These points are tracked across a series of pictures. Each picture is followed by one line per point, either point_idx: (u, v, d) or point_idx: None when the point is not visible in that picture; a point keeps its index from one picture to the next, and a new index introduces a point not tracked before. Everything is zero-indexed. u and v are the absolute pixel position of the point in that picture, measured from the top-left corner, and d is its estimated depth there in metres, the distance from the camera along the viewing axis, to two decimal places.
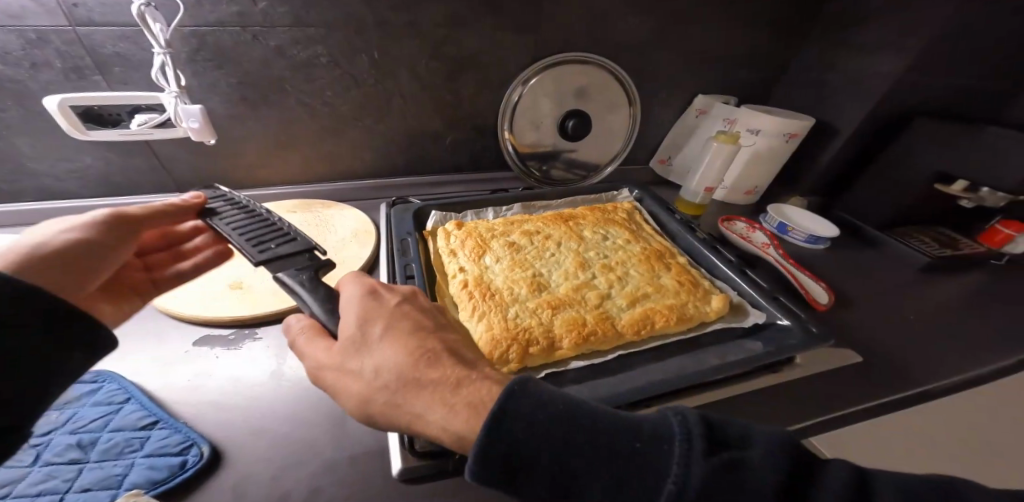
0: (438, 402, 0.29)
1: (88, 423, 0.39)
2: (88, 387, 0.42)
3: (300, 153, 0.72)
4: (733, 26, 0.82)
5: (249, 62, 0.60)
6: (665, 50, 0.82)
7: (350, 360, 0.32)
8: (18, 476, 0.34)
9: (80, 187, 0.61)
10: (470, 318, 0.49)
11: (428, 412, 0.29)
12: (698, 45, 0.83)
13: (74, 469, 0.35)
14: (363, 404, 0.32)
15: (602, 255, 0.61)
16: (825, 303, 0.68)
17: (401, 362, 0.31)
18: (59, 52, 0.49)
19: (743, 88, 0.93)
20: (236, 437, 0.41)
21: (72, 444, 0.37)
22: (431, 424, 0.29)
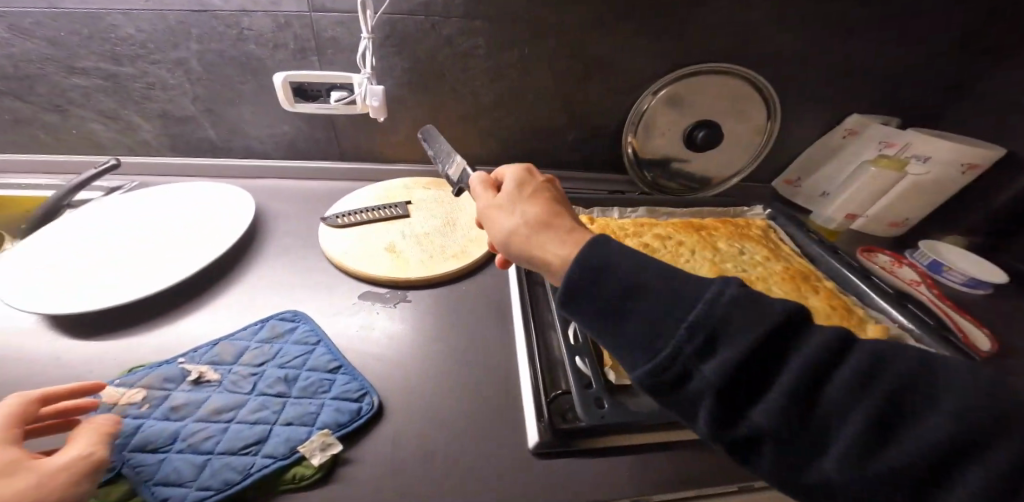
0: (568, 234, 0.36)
1: (291, 360, 0.46)
2: (289, 325, 0.50)
3: (443, 136, 0.78)
4: (910, 40, 0.74)
5: (424, 50, 0.67)
6: (822, 62, 0.76)
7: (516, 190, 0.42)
8: (242, 401, 0.41)
9: (274, 149, 0.72)
10: None
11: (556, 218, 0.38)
12: (863, 58, 0.76)
13: (279, 402, 0.42)
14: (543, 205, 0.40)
15: (740, 269, 0.59)
16: (987, 351, 0.60)
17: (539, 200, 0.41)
18: (294, 35, 0.59)
19: (904, 108, 0.83)
20: (396, 387, 0.46)
21: (278, 378, 0.43)
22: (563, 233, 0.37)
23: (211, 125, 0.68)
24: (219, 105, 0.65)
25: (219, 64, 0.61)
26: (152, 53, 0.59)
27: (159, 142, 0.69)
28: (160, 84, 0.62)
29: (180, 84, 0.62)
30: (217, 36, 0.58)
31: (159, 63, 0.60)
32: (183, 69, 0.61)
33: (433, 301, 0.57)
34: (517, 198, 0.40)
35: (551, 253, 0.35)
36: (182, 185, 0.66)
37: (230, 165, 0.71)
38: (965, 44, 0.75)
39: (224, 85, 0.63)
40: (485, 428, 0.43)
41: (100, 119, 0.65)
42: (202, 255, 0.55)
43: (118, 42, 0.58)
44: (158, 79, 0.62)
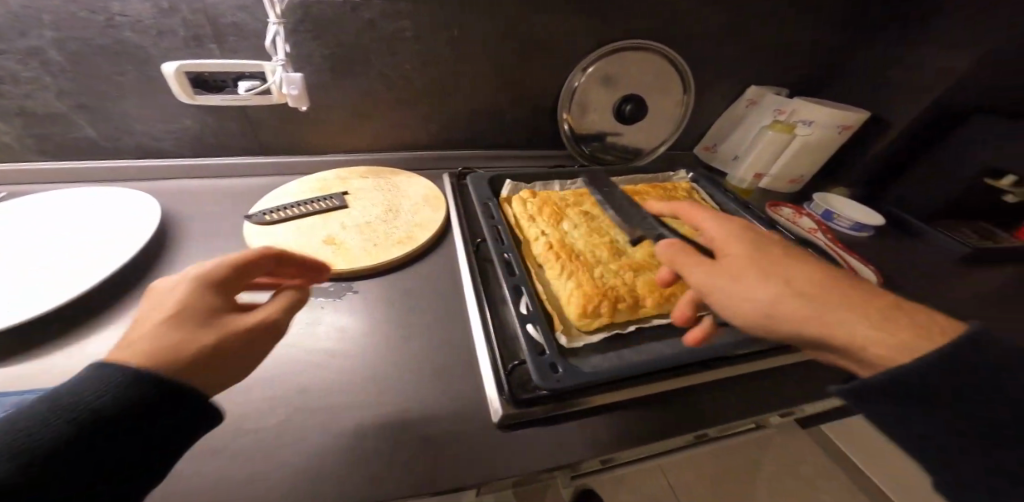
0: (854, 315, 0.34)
1: None
2: None
3: (374, 123, 0.75)
4: (797, 18, 0.83)
5: (345, 34, 0.62)
6: (726, 39, 0.84)
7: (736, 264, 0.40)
8: None
9: (177, 146, 0.64)
10: (558, 276, 0.51)
11: (758, 297, 0.37)
12: (760, 35, 0.84)
13: None
14: (765, 304, 0.37)
15: (671, 227, 0.63)
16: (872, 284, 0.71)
17: (762, 280, 0.38)
18: (184, 20, 0.52)
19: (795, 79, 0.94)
20: (348, 381, 0.44)
21: None
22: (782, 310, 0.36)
23: (90, 124, 0.58)
24: (97, 100, 0.56)
25: (89, 52, 0.52)
26: None
27: (24, 145, 0.58)
28: (11, 78, 0.52)
29: (38, 77, 0.53)
30: (81, 21, 0.50)
31: (4, 53, 0.50)
32: (40, 60, 0.52)
33: (381, 291, 0.55)
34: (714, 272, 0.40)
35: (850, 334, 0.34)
36: (66, 191, 0.57)
37: (120, 166, 0.62)
38: (838, 21, 0.86)
39: (101, 76, 0.54)
40: (449, 410, 0.43)
41: None
42: (100, 268, 0.48)
43: None
44: (7, 72, 0.51)
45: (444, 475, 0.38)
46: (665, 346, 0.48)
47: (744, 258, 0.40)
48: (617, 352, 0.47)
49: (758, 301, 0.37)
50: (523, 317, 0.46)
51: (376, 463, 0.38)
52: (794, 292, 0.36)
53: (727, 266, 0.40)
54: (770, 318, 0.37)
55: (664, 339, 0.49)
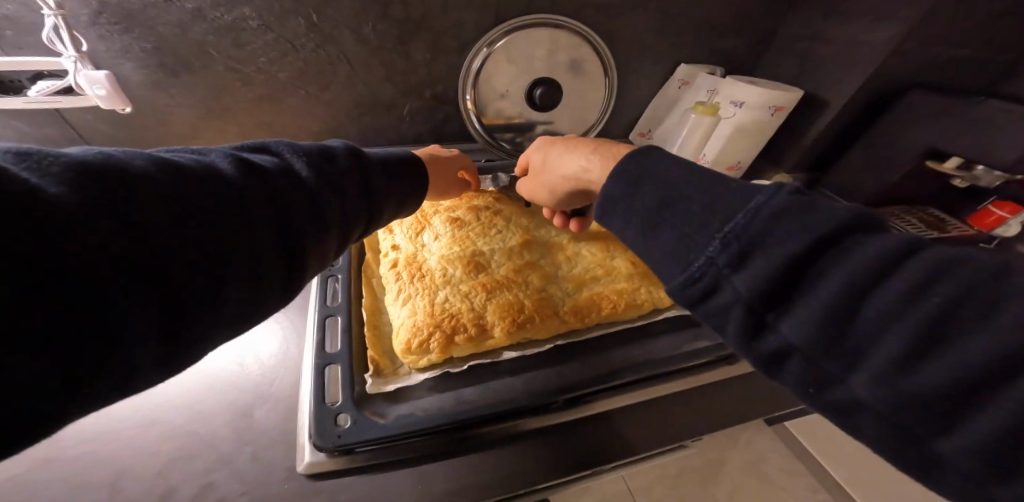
0: (601, 152, 0.37)
1: None
2: None
3: (236, 123, 0.67)
4: None
5: (162, 25, 0.54)
6: (639, 17, 0.75)
7: (539, 158, 0.47)
8: None
9: None
10: (395, 302, 0.46)
11: (584, 165, 0.39)
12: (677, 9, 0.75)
13: None
14: (575, 181, 0.41)
15: (553, 234, 0.57)
16: None
17: (560, 153, 0.42)
18: None
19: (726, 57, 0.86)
20: (131, 426, 0.39)
21: None
22: (581, 168, 0.39)
23: None
24: None
25: None
26: None
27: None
28: None
29: None
30: None
31: None
32: None
33: None
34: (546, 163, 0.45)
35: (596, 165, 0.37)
36: None
37: None
38: None
39: None
40: (242, 451, 0.38)
41: None
42: None
43: None
44: None
45: None
46: (508, 383, 0.43)
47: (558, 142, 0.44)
48: (457, 392, 0.41)
49: (562, 171, 0.42)
50: (326, 357, 0.41)
51: None
52: (575, 147, 0.41)
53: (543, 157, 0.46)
54: (580, 182, 0.40)
55: (511, 372, 0.44)
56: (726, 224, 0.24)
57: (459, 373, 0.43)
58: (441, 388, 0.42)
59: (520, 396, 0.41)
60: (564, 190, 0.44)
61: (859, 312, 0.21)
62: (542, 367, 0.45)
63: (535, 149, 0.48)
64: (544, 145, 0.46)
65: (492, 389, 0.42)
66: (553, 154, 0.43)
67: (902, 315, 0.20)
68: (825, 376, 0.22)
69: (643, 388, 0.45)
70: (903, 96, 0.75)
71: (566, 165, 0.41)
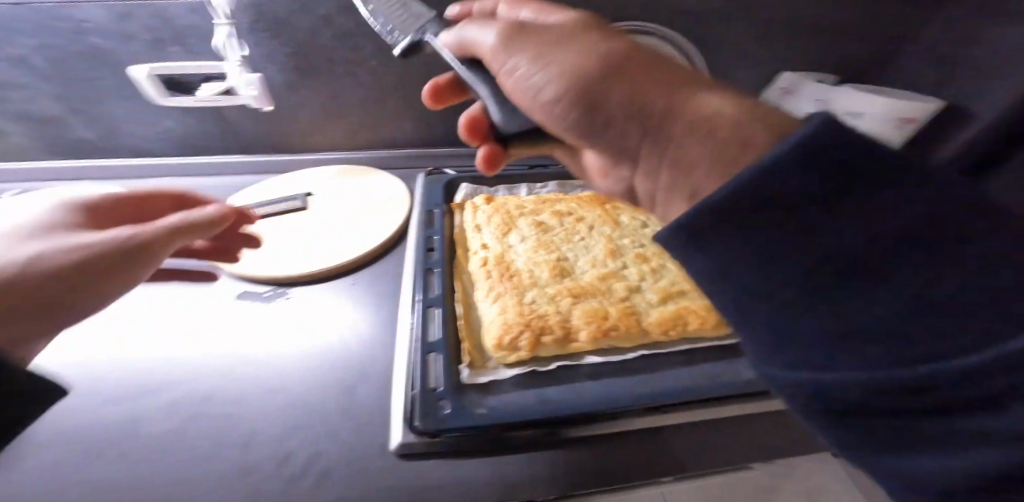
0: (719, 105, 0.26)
1: None
2: None
3: (346, 122, 0.73)
4: None
5: (300, 33, 0.62)
6: (745, 20, 0.70)
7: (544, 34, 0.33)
8: None
9: (161, 147, 0.69)
10: (485, 298, 0.49)
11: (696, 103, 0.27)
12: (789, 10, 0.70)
13: None
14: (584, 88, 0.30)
15: (640, 243, 0.56)
16: None
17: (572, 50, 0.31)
18: (143, 26, 0.55)
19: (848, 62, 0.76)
20: (257, 391, 0.45)
21: None
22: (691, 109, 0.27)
23: (90, 126, 0.64)
24: (88, 105, 0.62)
25: (71, 60, 0.57)
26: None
27: (42, 145, 0.65)
28: (24, 86, 0.59)
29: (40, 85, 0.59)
30: (58, 32, 0.54)
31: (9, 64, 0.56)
32: (37, 68, 0.57)
33: (322, 296, 0.57)
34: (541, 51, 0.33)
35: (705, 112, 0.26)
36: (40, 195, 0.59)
37: (116, 166, 0.68)
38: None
39: (88, 83, 0.60)
40: (346, 424, 0.42)
41: None
42: None
43: None
44: (19, 82, 0.58)
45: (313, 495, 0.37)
46: (595, 387, 0.42)
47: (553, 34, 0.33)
48: (542, 390, 0.43)
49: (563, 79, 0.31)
50: (427, 345, 0.45)
51: (256, 473, 0.38)
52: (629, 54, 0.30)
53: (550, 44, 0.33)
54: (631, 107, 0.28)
55: (597, 378, 0.44)
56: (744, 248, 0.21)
57: (546, 373, 0.44)
58: (528, 384, 0.43)
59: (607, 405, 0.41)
60: (531, 101, 0.34)
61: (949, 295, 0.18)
62: (629, 377, 0.44)
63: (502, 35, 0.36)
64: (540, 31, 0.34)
65: (578, 393, 0.42)
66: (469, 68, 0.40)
67: (983, 358, 0.17)
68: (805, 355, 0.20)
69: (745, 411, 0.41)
70: None
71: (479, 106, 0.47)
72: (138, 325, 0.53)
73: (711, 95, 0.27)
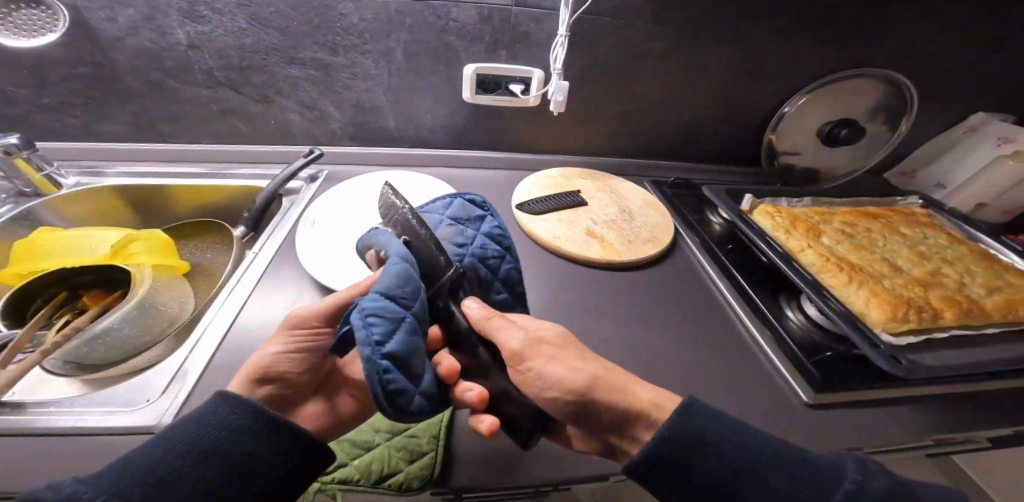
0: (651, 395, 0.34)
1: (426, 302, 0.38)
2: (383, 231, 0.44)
3: (594, 128, 0.78)
4: None
5: (606, 47, 0.67)
6: (954, 74, 0.80)
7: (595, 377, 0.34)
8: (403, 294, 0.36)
9: (441, 139, 0.71)
10: (842, 284, 0.53)
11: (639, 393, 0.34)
12: (990, 72, 0.81)
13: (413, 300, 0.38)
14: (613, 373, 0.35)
15: (932, 250, 0.61)
16: None
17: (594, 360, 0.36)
18: (494, 28, 0.59)
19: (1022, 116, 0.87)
20: (639, 362, 0.47)
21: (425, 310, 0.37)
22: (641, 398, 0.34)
23: (395, 116, 0.65)
24: (405, 97, 0.63)
25: (420, 53, 0.59)
26: (365, 42, 0.56)
27: (343, 132, 0.65)
28: (365, 74, 0.59)
29: (381, 74, 0.59)
30: (426, 27, 0.57)
31: (370, 54, 0.57)
32: (384, 60, 0.58)
33: (634, 283, 0.58)
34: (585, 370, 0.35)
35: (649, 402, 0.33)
36: (388, 179, 0.63)
37: (397, 153, 0.69)
38: None
39: (419, 76, 0.61)
40: (745, 395, 0.45)
41: (273, 106, 0.60)
42: None
43: (339, 32, 0.54)
44: (363, 70, 0.58)
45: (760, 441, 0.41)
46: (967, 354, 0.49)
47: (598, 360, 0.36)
48: (923, 356, 0.48)
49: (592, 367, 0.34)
50: (837, 314, 0.48)
51: None
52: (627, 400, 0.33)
53: (561, 354, 0.35)
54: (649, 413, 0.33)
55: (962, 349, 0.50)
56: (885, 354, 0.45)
57: (923, 341, 0.50)
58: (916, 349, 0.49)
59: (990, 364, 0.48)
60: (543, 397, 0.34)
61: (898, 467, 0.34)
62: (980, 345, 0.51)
63: (548, 345, 0.35)
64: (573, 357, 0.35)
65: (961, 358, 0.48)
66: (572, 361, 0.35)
67: None
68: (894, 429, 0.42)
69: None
70: None
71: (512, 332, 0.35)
72: None
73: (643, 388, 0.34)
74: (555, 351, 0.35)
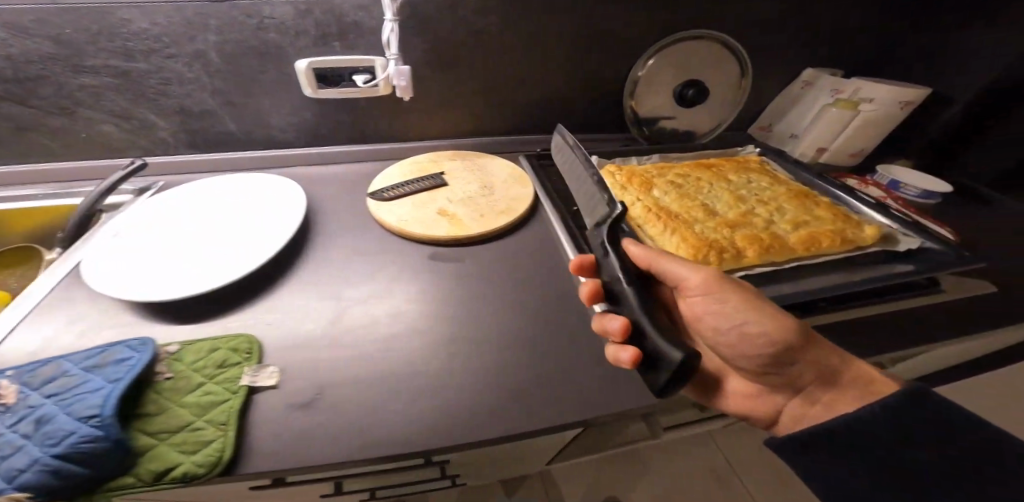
0: (777, 318, 0.42)
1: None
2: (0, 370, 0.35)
3: (455, 111, 0.80)
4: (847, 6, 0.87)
5: (445, 31, 0.69)
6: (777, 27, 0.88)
7: (772, 333, 0.42)
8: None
9: (295, 137, 0.70)
10: (660, 234, 0.58)
11: (772, 325, 0.42)
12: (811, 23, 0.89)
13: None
14: (794, 333, 0.42)
15: (753, 193, 0.67)
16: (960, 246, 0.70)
17: (773, 316, 0.42)
18: (316, 22, 0.59)
19: (855, 66, 0.96)
20: (470, 331, 0.48)
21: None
22: (756, 329, 0.42)
23: (234, 119, 0.63)
24: (239, 97, 0.62)
25: (238, 52, 0.58)
26: (166, 46, 0.55)
27: (176, 139, 0.63)
28: (179, 79, 0.57)
29: (199, 77, 0.58)
30: (234, 26, 0.55)
31: (176, 57, 0.56)
32: (199, 61, 0.57)
33: (481, 256, 0.60)
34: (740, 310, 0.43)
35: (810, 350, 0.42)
36: (227, 182, 0.62)
37: (237, 157, 0.66)
38: (891, 11, 0.89)
39: (243, 76, 0.60)
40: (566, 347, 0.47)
41: (82, 118, 0.58)
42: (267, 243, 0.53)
43: (133, 40, 0.53)
44: (176, 75, 0.57)
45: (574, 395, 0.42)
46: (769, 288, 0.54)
47: (760, 304, 0.43)
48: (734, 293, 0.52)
49: (757, 329, 0.42)
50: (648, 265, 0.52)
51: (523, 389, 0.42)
52: (775, 334, 0.42)
53: (725, 295, 0.43)
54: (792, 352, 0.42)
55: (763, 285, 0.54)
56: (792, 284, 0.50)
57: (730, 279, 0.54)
58: (726, 289, 0.52)
59: (790, 296, 0.52)
60: (739, 352, 0.46)
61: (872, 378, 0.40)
62: (784, 280, 0.56)
63: (771, 318, 0.42)
64: (735, 292, 0.44)
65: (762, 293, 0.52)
66: (756, 304, 0.43)
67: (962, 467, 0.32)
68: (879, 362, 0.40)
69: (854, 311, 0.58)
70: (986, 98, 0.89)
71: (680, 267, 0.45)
72: (324, 279, 0.53)
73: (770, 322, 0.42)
74: (738, 304, 0.43)
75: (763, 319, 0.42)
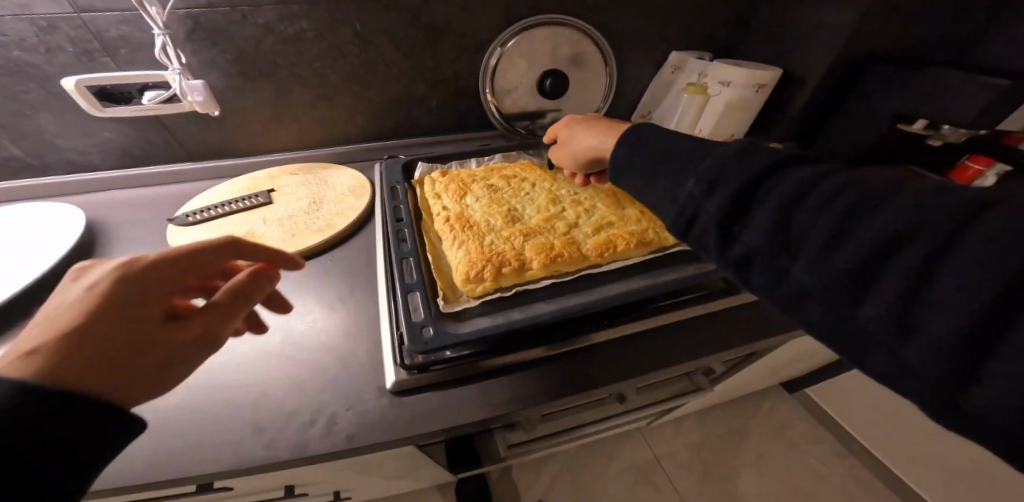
0: (611, 130, 0.52)
1: None
2: None
3: (296, 123, 0.77)
4: None
5: (243, 42, 0.64)
6: (623, 11, 0.85)
7: (585, 144, 0.54)
8: None
9: (102, 159, 0.70)
10: (450, 247, 0.56)
11: (602, 139, 0.52)
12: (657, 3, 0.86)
13: None
14: (593, 150, 0.53)
15: (573, 192, 0.65)
16: None
17: (597, 133, 0.53)
18: (68, 37, 0.56)
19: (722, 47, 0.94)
20: (253, 363, 0.52)
21: None
22: (592, 143, 0.53)
23: (13, 143, 0.64)
24: (9, 120, 0.62)
25: None
26: None
27: None
28: None
29: None
30: None
31: None
32: None
33: (289, 279, 0.61)
34: (571, 142, 0.58)
35: (581, 145, 0.55)
36: (13, 216, 0.62)
37: (57, 183, 0.69)
38: None
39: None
40: (337, 380, 0.51)
41: None
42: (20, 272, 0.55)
43: None
44: None
45: (324, 437, 0.46)
46: (550, 304, 0.52)
47: (600, 131, 0.54)
48: (507, 314, 0.51)
49: (574, 153, 0.57)
50: (407, 286, 0.50)
51: (274, 429, 0.46)
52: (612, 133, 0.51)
53: (568, 139, 0.59)
54: (596, 153, 0.53)
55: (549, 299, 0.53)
56: (704, 168, 0.38)
57: (509, 296, 0.52)
58: (495, 309, 0.51)
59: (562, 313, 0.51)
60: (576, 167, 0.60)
61: (858, 315, 0.29)
62: (576, 292, 0.54)
63: (584, 145, 0.54)
64: (587, 133, 0.55)
65: (534, 311, 0.51)
66: (585, 130, 0.55)
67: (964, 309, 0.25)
68: (780, 271, 0.33)
69: (656, 324, 0.56)
70: (843, 74, 0.89)
71: (589, 141, 0.54)
72: None
73: (611, 133, 0.52)
74: (582, 137, 0.55)
75: (567, 149, 0.59)
